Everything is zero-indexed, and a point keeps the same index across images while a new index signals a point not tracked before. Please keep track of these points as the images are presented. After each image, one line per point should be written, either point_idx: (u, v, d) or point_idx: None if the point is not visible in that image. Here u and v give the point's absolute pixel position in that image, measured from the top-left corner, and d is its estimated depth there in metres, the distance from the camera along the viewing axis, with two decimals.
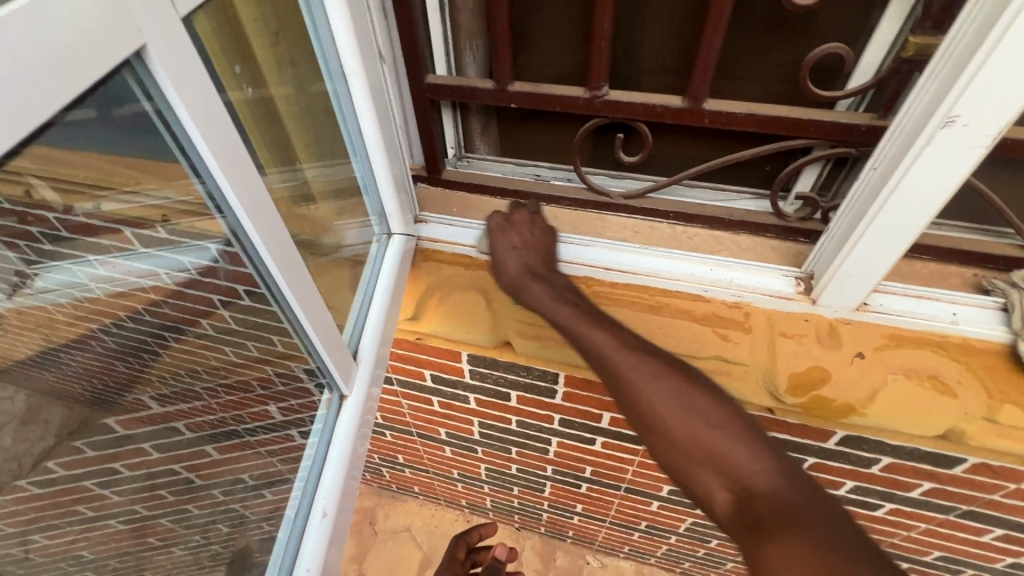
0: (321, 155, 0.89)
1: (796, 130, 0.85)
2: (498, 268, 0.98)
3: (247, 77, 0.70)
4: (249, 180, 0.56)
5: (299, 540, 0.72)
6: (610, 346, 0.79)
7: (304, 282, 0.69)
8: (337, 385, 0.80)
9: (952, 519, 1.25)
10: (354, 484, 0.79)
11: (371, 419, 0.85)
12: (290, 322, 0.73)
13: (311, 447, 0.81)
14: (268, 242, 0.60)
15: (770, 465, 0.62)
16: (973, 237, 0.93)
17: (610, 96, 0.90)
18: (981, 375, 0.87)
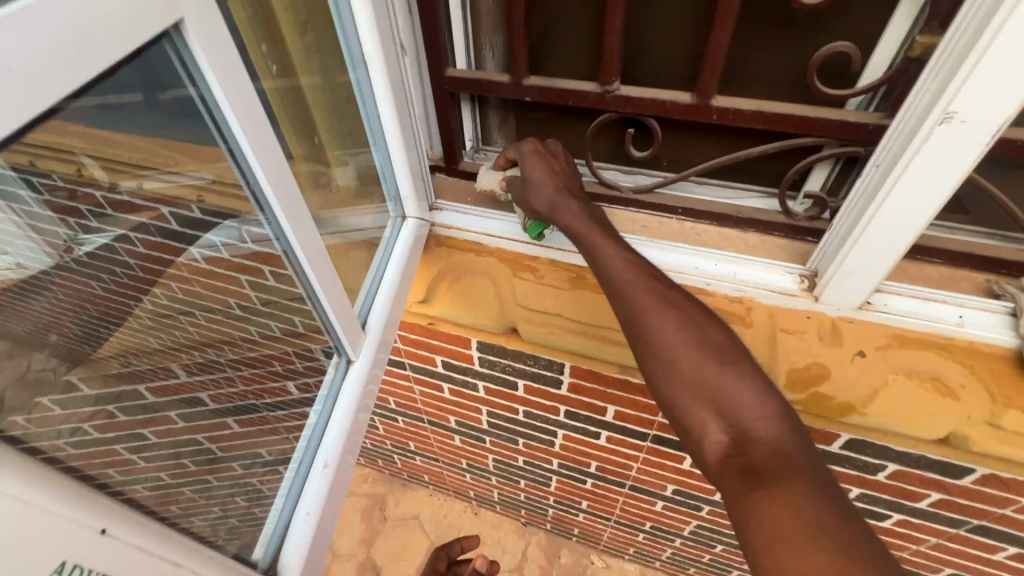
0: (345, 142, 0.95)
1: (804, 128, 0.86)
2: (529, 191, 0.92)
3: (275, 57, 0.76)
4: (273, 154, 0.61)
5: (301, 488, 0.77)
6: (625, 274, 0.78)
7: (320, 253, 0.73)
8: (346, 351, 0.85)
9: (963, 534, 1.22)
10: (355, 448, 0.83)
11: (376, 388, 0.89)
12: (306, 292, 0.78)
13: (315, 411, 0.85)
14: (290, 212, 0.65)
15: (773, 412, 0.63)
16: (984, 241, 0.92)
17: (621, 91, 0.93)
18: (985, 378, 0.88)
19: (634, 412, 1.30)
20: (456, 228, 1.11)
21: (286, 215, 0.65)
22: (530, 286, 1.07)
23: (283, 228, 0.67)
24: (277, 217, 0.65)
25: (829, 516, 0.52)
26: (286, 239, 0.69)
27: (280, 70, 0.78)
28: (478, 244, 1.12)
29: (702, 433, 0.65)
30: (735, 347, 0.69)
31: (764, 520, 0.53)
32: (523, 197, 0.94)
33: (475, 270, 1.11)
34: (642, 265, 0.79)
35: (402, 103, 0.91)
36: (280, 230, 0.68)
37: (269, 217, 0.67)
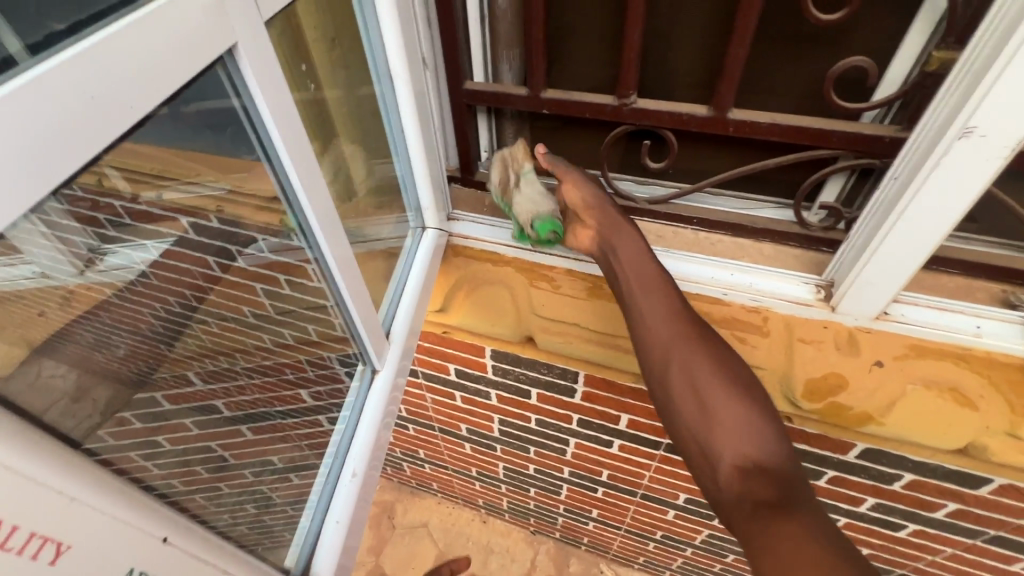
0: (369, 152, 0.97)
1: (819, 140, 0.87)
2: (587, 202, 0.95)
3: (310, 74, 0.79)
4: (310, 169, 0.63)
5: (330, 496, 0.78)
6: (658, 307, 0.83)
7: (350, 265, 0.75)
8: (370, 359, 0.86)
9: (979, 545, 1.21)
10: (381, 455, 0.84)
11: (399, 397, 0.90)
12: (335, 302, 0.79)
13: (341, 420, 0.87)
14: (325, 226, 0.67)
15: (784, 450, 0.68)
16: (998, 251, 0.93)
17: (637, 104, 0.95)
18: (1004, 389, 0.88)
19: (648, 421, 1.30)
20: (474, 238, 1.12)
21: (322, 229, 0.67)
22: (546, 295, 1.08)
23: (318, 243, 0.69)
24: (312, 232, 0.67)
25: (833, 545, 0.56)
26: (320, 253, 0.70)
27: (311, 83, 0.79)
28: (496, 253, 1.13)
29: (718, 456, 0.69)
30: (759, 386, 0.75)
31: (774, 546, 0.57)
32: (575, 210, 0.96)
33: (491, 279, 1.12)
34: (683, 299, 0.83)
35: (425, 114, 0.93)
36: (314, 244, 0.69)
37: (305, 233, 0.69)
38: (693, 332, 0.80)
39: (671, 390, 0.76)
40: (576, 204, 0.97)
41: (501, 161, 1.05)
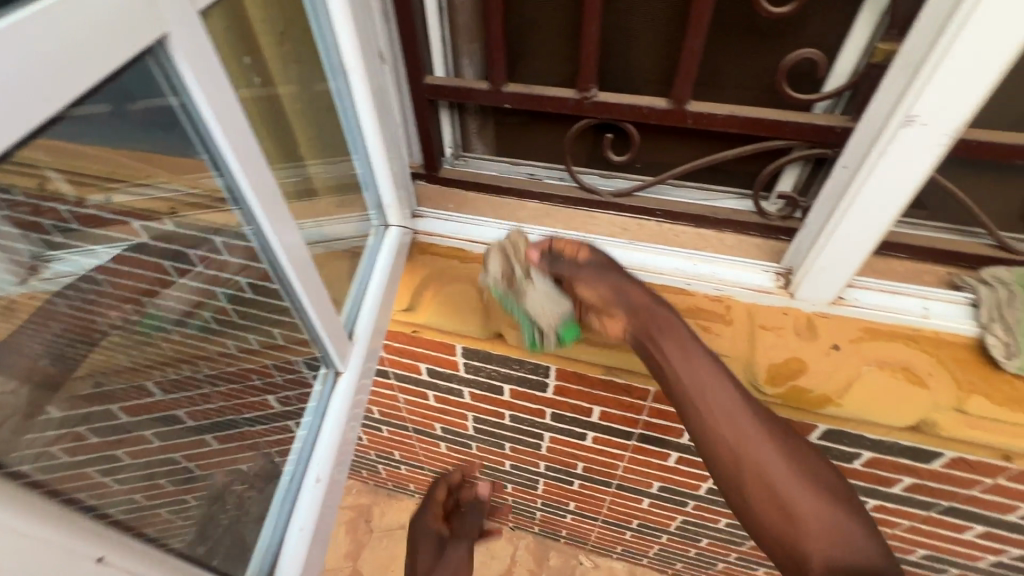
0: (326, 150, 0.95)
1: (774, 130, 0.89)
2: (618, 290, 0.86)
3: (256, 69, 0.76)
4: (258, 168, 0.60)
5: (292, 504, 0.75)
6: (722, 395, 0.77)
7: (306, 267, 0.72)
8: (333, 362, 0.83)
9: (934, 516, 1.27)
10: (345, 460, 0.82)
11: (363, 400, 0.88)
12: (292, 304, 0.77)
13: (304, 426, 0.84)
14: (276, 224, 0.65)
15: (874, 544, 0.69)
16: (942, 235, 0.97)
17: (599, 97, 0.95)
18: (950, 365, 0.92)
19: (620, 412, 1.32)
20: (439, 234, 1.13)
21: (273, 227, 0.64)
22: None
23: (269, 242, 0.66)
24: (262, 230, 0.64)
25: None
26: (272, 253, 0.68)
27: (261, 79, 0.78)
28: (462, 250, 1.13)
29: (812, 557, 0.68)
30: (815, 455, 0.77)
31: None
32: (601, 296, 0.86)
33: (457, 276, 1.11)
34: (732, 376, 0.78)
35: (383, 112, 0.91)
36: (266, 244, 0.67)
37: (256, 233, 0.66)
38: (753, 413, 0.76)
39: (747, 490, 0.72)
40: (593, 299, 0.88)
41: (493, 258, 0.96)
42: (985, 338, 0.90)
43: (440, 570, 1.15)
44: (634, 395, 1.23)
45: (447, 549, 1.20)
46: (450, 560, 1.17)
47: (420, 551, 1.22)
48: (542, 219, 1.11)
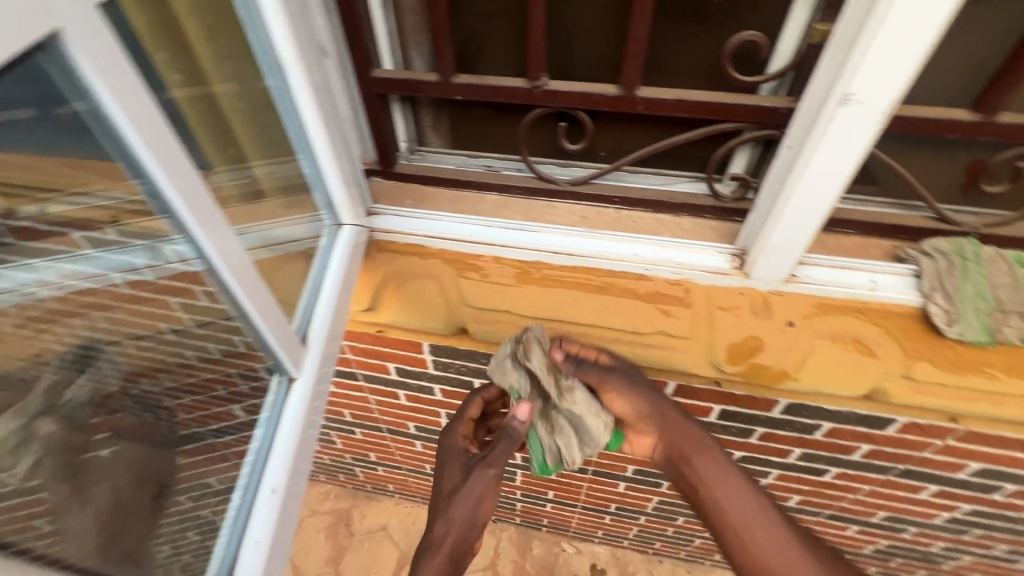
0: (270, 150, 0.92)
1: (724, 113, 0.91)
2: (648, 411, 0.95)
3: (182, 68, 0.74)
4: (183, 172, 0.58)
5: (247, 516, 0.74)
6: (749, 509, 0.85)
7: (247, 272, 0.70)
8: (286, 368, 0.81)
9: (892, 479, 1.32)
10: (303, 468, 0.81)
11: (320, 406, 0.86)
12: (236, 312, 0.75)
13: (257, 435, 0.82)
14: (210, 230, 0.63)
15: None
16: (888, 210, 1.00)
17: (549, 86, 0.95)
18: (898, 336, 0.95)
19: None
20: (397, 231, 1.11)
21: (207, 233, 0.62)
22: (476, 285, 1.06)
23: (206, 249, 0.64)
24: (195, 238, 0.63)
25: None
26: (210, 261, 0.66)
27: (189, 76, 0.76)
28: (420, 246, 1.11)
29: None
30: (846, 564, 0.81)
31: None
32: (635, 415, 0.95)
33: (417, 272, 1.09)
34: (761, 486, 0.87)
35: (329, 111, 0.89)
36: (201, 251, 0.65)
37: (190, 242, 0.65)
38: (794, 535, 0.83)
39: None
40: (625, 415, 0.96)
41: (514, 348, 0.94)
42: (928, 308, 0.94)
43: (462, 504, 0.89)
44: None
45: (476, 467, 0.91)
46: (478, 489, 0.89)
47: (446, 471, 0.95)
48: (501, 212, 1.10)
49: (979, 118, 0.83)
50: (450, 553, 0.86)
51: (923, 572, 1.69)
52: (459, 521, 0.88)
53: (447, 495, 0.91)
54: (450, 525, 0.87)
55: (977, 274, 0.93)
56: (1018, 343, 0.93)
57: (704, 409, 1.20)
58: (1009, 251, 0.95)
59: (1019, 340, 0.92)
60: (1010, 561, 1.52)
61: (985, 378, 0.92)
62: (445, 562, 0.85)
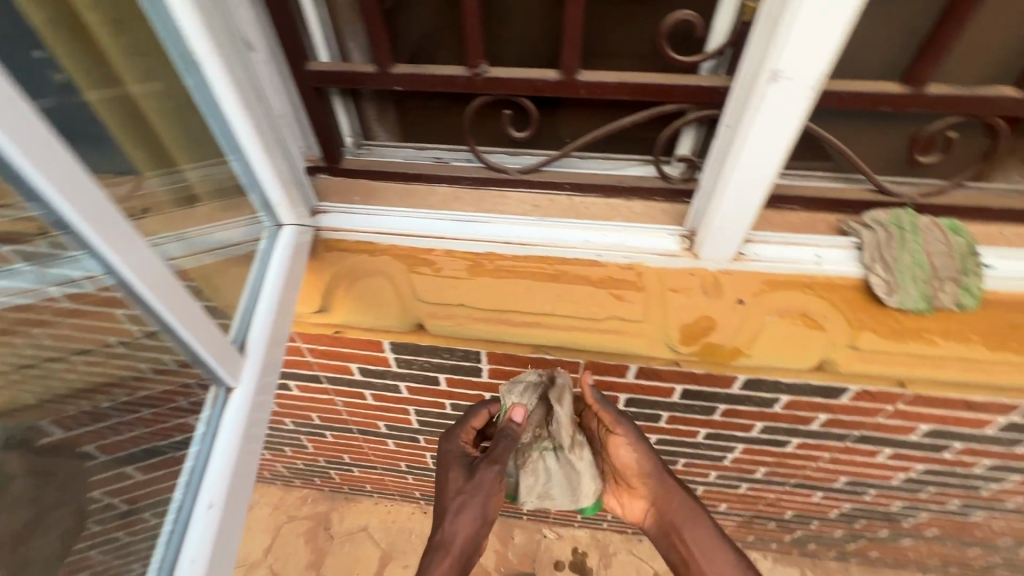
0: (199, 152, 0.90)
1: (665, 95, 0.91)
2: (648, 473, 0.99)
3: (91, 68, 0.73)
4: (65, 169, 0.55)
5: (183, 532, 0.72)
6: None
7: (158, 274, 0.69)
8: (222, 378, 0.80)
9: (849, 446, 1.36)
10: (247, 478, 0.79)
11: (263, 415, 0.85)
12: (160, 325, 0.75)
13: (194, 447, 0.80)
14: (113, 242, 0.62)
15: None
16: (832, 184, 1.02)
17: (490, 73, 0.93)
18: (844, 308, 0.98)
19: None
20: (344, 229, 1.07)
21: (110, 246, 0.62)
22: (428, 280, 1.05)
23: (111, 262, 0.64)
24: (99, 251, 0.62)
25: None
26: (119, 275, 0.65)
27: (93, 79, 0.74)
28: (370, 243, 1.09)
29: None
30: None
31: None
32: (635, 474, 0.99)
33: (368, 270, 1.07)
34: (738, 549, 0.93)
35: (256, 111, 0.86)
36: (108, 264, 0.64)
37: (95, 256, 0.64)
38: None
39: None
40: (625, 471, 1.00)
41: (526, 387, 1.01)
42: (870, 279, 0.96)
43: (469, 507, 0.93)
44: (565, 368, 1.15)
45: (480, 469, 0.94)
46: (484, 491, 0.93)
47: (449, 473, 0.98)
48: (452, 204, 1.08)
49: (909, 90, 0.85)
50: (459, 553, 0.91)
51: (885, 530, 1.76)
52: (468, 522, 0.92)
53: (452, 496, 0.94)
54: (459, 527, 0.92)
55: (914, 244, 0.95)
56: (954, 309, 0.96)
57: (667, 390, 1.21)
58: (944, 220, 0.98)
59: (954, 306, 0.95)
60: (962, 514, 1.60)
61: (924, 344, 0.96)
62: (456, 561, 0.90)
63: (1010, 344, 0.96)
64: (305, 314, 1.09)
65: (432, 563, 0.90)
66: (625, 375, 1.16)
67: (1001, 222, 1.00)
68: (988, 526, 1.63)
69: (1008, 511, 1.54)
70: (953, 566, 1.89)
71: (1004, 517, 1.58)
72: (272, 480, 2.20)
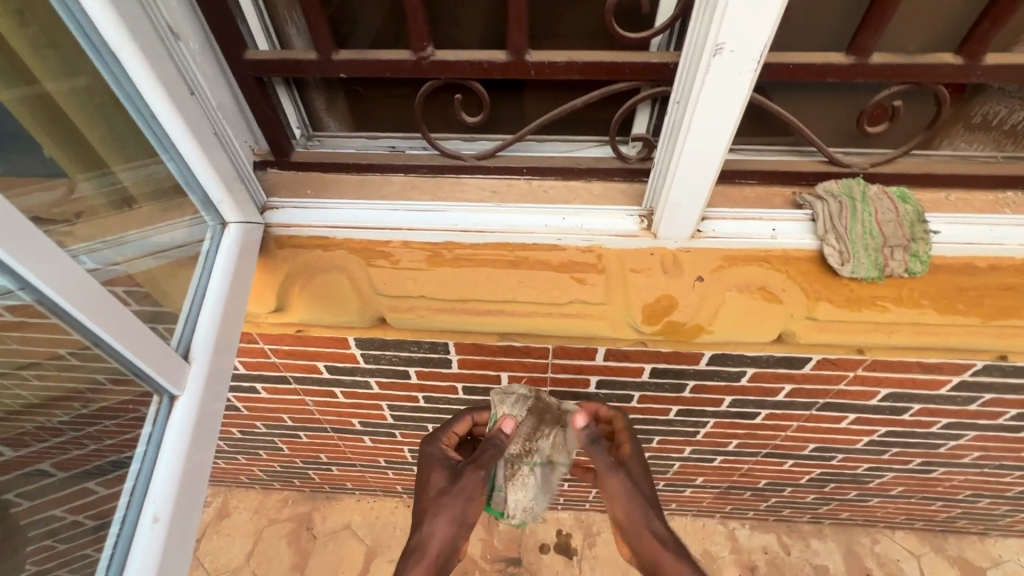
0: (132, 154, 0.87)
1: (614, 73, 0.89)
2: (639, 521, 0.94)
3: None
4: None
5: (128, 544, 0.70)
6: None
7: (75, 281, 0.66)
8: (164, 387, 0.77)
9: (816, 413, 1.39)
10: (198, 488, 0.77)
11: (214, 423, 0.82)
12: (90, 339, 0.72)
13: (138, 457, 0.78)
14: (22, 255, 0.60)
15: None
16: (786, 157, 1.03)
17: (436, 56, 0.90)
18: (800, 280, 1.00)
19: (527, 374, 1.26)
20: (298, 224, 1.04)
21: (20, 260, 0.60)
22: (386, 273, 1.03)
23: (24, 275, 0.61)
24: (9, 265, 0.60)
25: None
26: (35, 288, 0.63)
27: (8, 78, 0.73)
28: (325, 238, 1.05)
29: None
30: None
31: None
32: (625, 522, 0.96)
33: (325, 265, 1.04)
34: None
35: (189, 107, 0.82)
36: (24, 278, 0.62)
37: (8, 271, 0.61)
38: None
39: None
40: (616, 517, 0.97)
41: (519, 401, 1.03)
42: (824, 250, 0.98)
43: (448, 509, 0.91)
44: (535, 355, 1.17)
45: (464, 473, 0.93)
46: (467, 492, 0.92)
47: (429, 475, 0.95)
48: (408, 193, 1.06)
49: (853, 60, 0.85)
50: (437, 556, 0.90)
51: (854, 492, 1.82)
52: (445, 524, 0.90)
53: (432, 500, 0.92)
54: (436, 529, 0.90)
55: (864, 213, 0.97)
56: (904, 276, 0.98)
57: (636, 369, 1.21)
58: (892, 188, 1.00)
59: (904, 272, 0.98)
60: (924, 471, 1.66)
61: (877, 311, 0.99)
62: (433, 563, 0.89)
63: (958, 306, 0.99)
64: (262, 314, 1.06)
65: (409, 565, 0.88)
66: (594, 358, 1.17)
67: (947, 187, 1.03)
68: (948, 481, 1.70)
69: (965, 465, 1.61)
70: (918, 521, 1.98)
71: (962, 471, 1.65)
72: (250, 484, 2.15)
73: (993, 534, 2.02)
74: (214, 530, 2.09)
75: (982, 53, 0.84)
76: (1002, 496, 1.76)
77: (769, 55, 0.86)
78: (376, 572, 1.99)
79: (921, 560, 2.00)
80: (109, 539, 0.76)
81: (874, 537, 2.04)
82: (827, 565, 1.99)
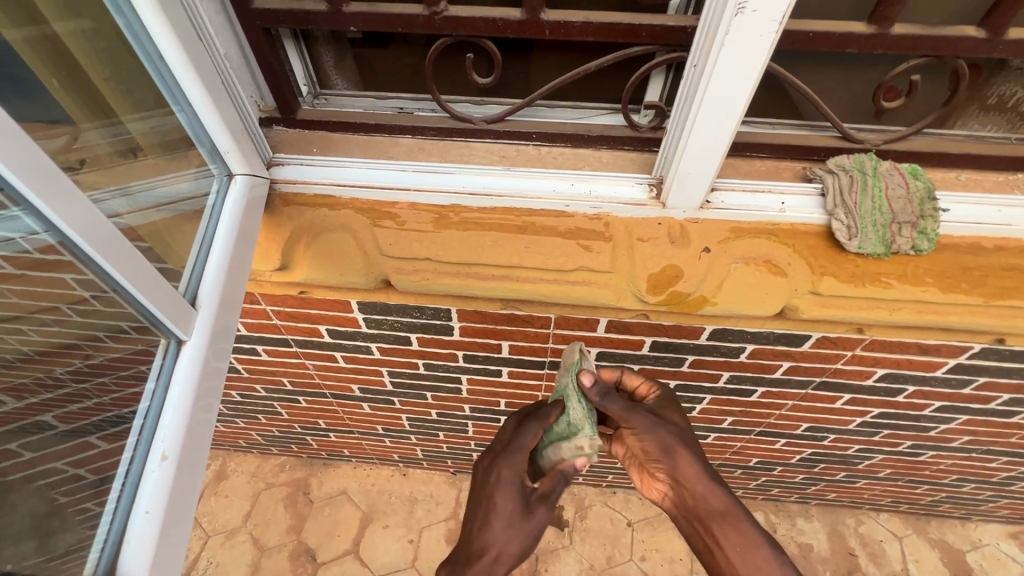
0: (139, 103, 0.85)
1: (630, 36, 0.87)
2: (659, 447, 0.91)
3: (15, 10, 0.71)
4: None
5: (137, 483, 0.71)
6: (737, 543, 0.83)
7: (99, 223, 0.66)
8: (172, 332, 0.78)
9: (811, 393, 1.39)
10: (205, 433, 0.78)
11: (219, 369, 0.82)
12: (106, 283, 0.72)
13: (146, 402, 0.79)
14: (46, 193, 0.59)
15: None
16: (797, 132, 1.02)
17: (449, 12, 0.88)
18: (807, 255, 1.00)
19: (527, 344, 1.26)
20: (304, 182, 1.03)
21: (43, 200, 0.59)
22: (392, 234, 1.03)
23: (46, 215, 0.61)
24: (33, 204, 0.59)
25: None
26: (57, 228, 0.63)
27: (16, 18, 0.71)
28: (330, 197, 1.05)
29: None
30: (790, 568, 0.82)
31: None
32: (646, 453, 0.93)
33: (330, 224, 1.04)
34: (774, 540, 0.82)
35: (199, 55, 0.81)
36: (43, 216, 0.61)
37: (28, 210, 0.61)
38: (762, 548, 0.82)
39: None
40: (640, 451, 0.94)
41: None
42: (831, 224, 0.98)
43: (522, 541, 0.88)
44: (536, 325, 1.18)
45: (531, 509, 0.90)
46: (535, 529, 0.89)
47: (503, 499, 0.89)
48: (415, 155, 1.04)
49: (874, 30, 0.83)
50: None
51: (842, 473, 1.85)
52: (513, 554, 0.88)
53: (503, 521, 0.88)
54: (507, 553, 0.87)
55: (875, 188, 0.97)
56: (910, 253, 0.98)
57: (637, 342, 1.22)
58: (904, 165, 0.99)
59: (910, 249, 0.98)
60: (913, 454, 1.69)
61: (881, 288, 0.99)
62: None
63: (961, 285, 1.00)
64: (265, 272, 1.05)
65: None
66: (595, 329, 1.17)
67: (959, 168, 1.02)
68: (935, 465, 1.73)
69: (954, 449, 1.63)
70: (902, 504, 2.02)
71: (950, 456, 1.67)
72: (248, 448, 2.17)
73: (975, 518, 2.08)
74: (213, 491, 2.12)
75: (1005, 27, 0.82)
76: (986, 482, 1.80)
77: (789, 22, 0.84)
78: (371, 537, 2.02)
79: (903, 541, 2.05)
80: (113, 489, 0.76)
81: (859, 518, 2.09)
82: (811, 543, 2.03)
